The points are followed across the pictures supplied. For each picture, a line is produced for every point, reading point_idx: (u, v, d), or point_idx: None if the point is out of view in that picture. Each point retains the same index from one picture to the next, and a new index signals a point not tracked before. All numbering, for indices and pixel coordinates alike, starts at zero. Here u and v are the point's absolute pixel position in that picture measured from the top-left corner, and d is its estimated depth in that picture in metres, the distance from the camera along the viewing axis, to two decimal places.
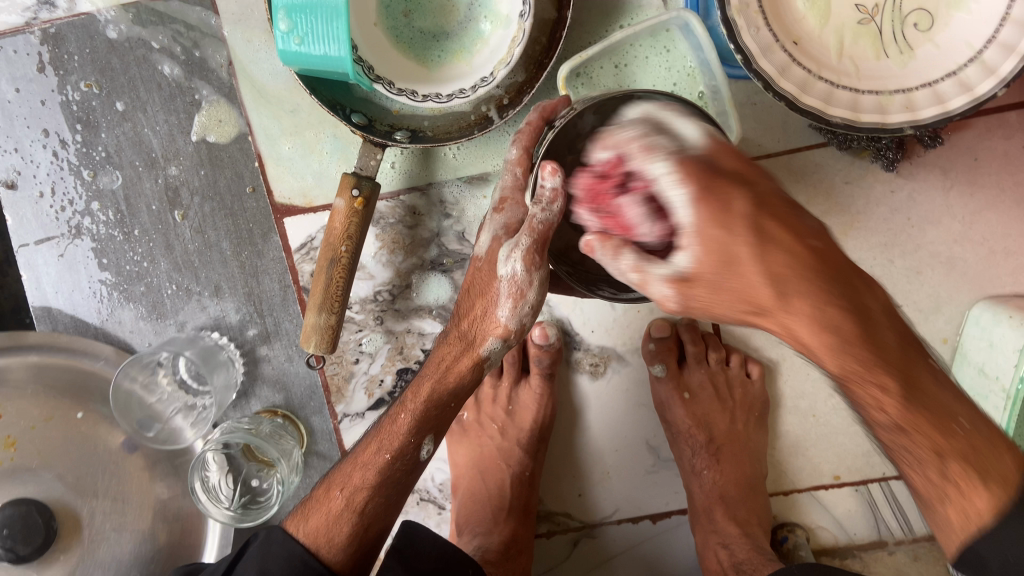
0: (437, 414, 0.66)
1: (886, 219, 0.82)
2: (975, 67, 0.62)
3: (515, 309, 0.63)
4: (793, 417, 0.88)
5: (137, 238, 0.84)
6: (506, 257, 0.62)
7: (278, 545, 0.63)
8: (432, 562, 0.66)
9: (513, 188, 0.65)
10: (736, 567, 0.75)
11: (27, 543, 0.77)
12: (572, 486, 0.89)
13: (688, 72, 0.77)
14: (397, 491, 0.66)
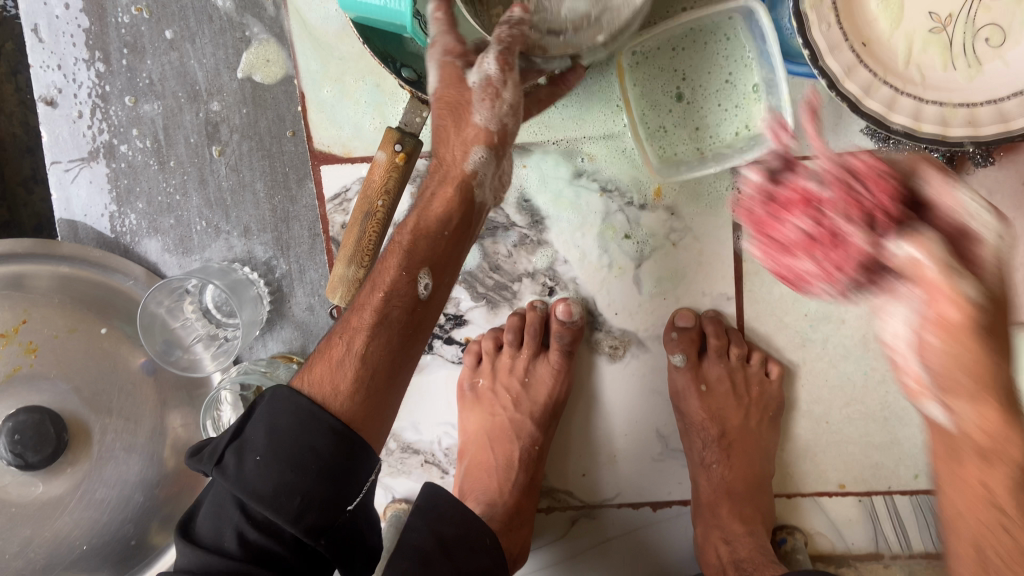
0: (430, 246, 0.64)
1: None
2: None
3: (493, 111, 0.64)
4: (805, 421, 0.87)
5: (173, 169, 0.84)
6: (477, 65, 0.62)
7: (285, 399, 0.57)
8: (454, 526, 0.64)
9: (443, 24, 0.62)
10: (736, 564, 0.76)
11: (37, 451, 0.74)
12: (576, 466, 0.90)
13: (745, 62, 0.75)
14: (401, 347, 0.63)
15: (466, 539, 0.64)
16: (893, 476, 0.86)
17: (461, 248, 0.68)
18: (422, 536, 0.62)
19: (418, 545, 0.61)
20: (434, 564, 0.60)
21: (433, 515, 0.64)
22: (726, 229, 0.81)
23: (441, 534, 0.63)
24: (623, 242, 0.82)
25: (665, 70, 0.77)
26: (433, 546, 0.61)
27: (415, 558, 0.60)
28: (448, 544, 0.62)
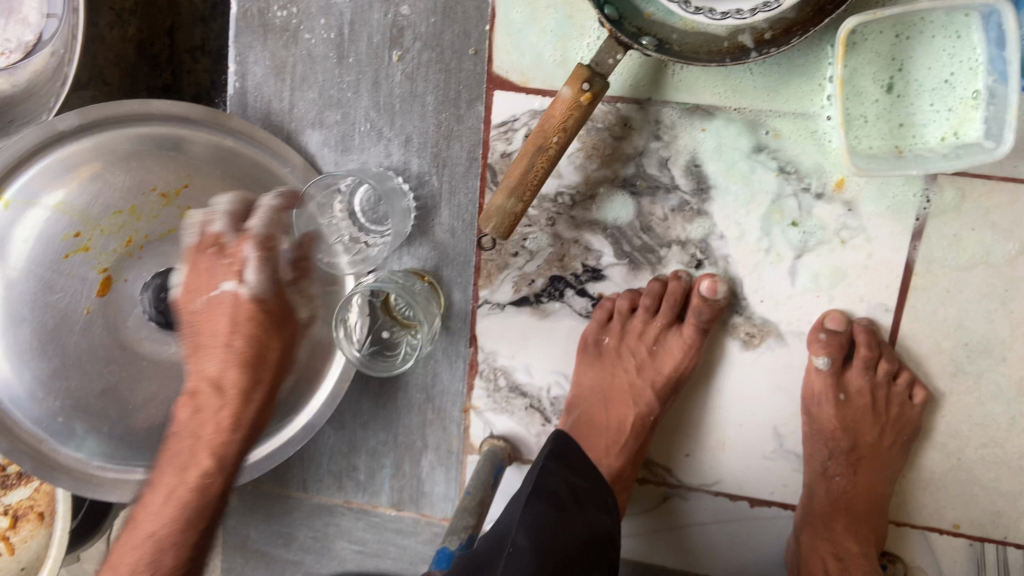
0: (229, 439, 0.69)
1: None
2: None
3: (241, 286, 0.66)
4: (936, 453, 0.82)
5: (350, 66, 0.83)
6: (232, 281, 0.66)
7: None
8: (587, 481, 0.64)
9: (271, 229, 0.68)
10: None
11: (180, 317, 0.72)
12: (682, 445, 0.87)
13: (971, 65, 0.69)
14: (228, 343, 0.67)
15: (595, 491, 0.64)
16: (1013, 528, 0.82)
17: (248, 410, 0.68)
18: (557, 482, 0.63)
19: (552, 488, 0.62)
20: (569, 510, 0.60)
21: (565, 464, 0.65)
22: (903, 237, 0.76)
23: (574, 483, 0.63)
24: (788, 229, 0.79)
25: (882, 56, 0.72)
26: (567, 493, 0.62)
27: (550, 499, 0.61)
28: (581, 495, 0.63)
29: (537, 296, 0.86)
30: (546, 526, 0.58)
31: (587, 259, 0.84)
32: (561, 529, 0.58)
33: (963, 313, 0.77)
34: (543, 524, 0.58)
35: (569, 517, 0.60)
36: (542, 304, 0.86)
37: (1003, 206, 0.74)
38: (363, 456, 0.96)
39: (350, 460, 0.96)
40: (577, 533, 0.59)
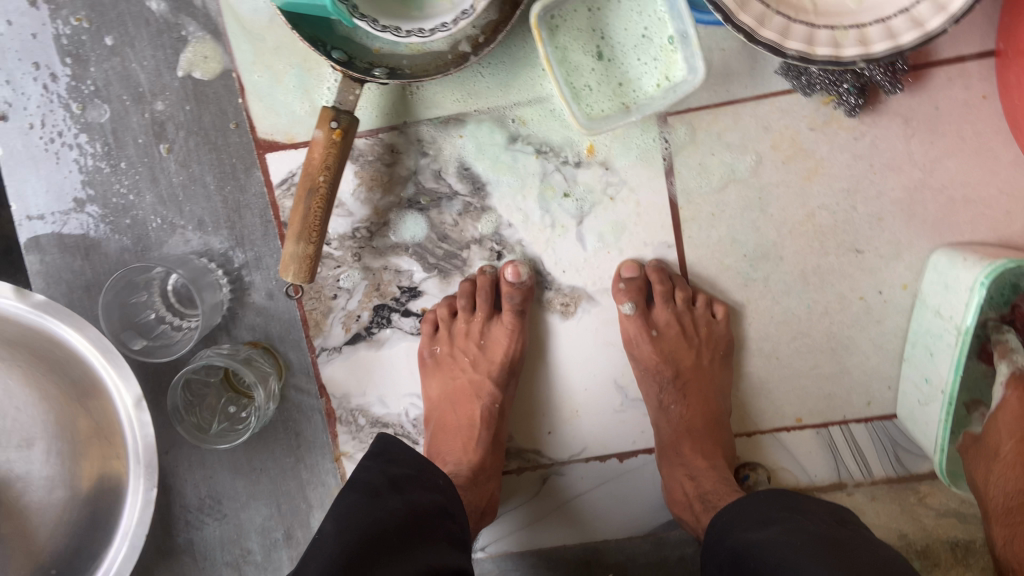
0: None
1: (849, 165, 0.84)
2: (927, 3, 0.62)
3: None
4: (758, 359, 0.89)
5: (124, 170, 0.87)
6: None
7: None
8: (406, 466, 0.70)
9: None
10: (701, 497, 0.78)
11: None
12: (542, 425, 0.93)
13: (659, 17, 0.79)
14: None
15: (416, 477, 0.69)
16: (846, 405, 0.89)
17: None
18: (374, 474, 0.68)
19: (367, 480, 0.67)
20: (382, 495, 0.65)
21: (386, 458, 0.70)
22: (660, 178, 0.85)
23: (391, 473, 0.68)
24: (563, 200, 0.86)
25: (584, 30, 0.80)
26: (383, 481, 0.67)
27: (363, 489, 0.65)
28: (398, 482, 0.68)
29: (367, 330, 0.90)
30: (356, 511, 0.63)
31: (400, 281, 0.89)
32: (372, 511, 0.63)
33: (734, 229, 0.85)
34: (351, 511, 0.63)
35: (383, 500, 0.65)
36: (374, 335, 0.91)
37: (731, 127, 0.83)
38: (253, 535, 0.95)
39: (242, 544, 0.95)
40: (392, 510, 0.64)
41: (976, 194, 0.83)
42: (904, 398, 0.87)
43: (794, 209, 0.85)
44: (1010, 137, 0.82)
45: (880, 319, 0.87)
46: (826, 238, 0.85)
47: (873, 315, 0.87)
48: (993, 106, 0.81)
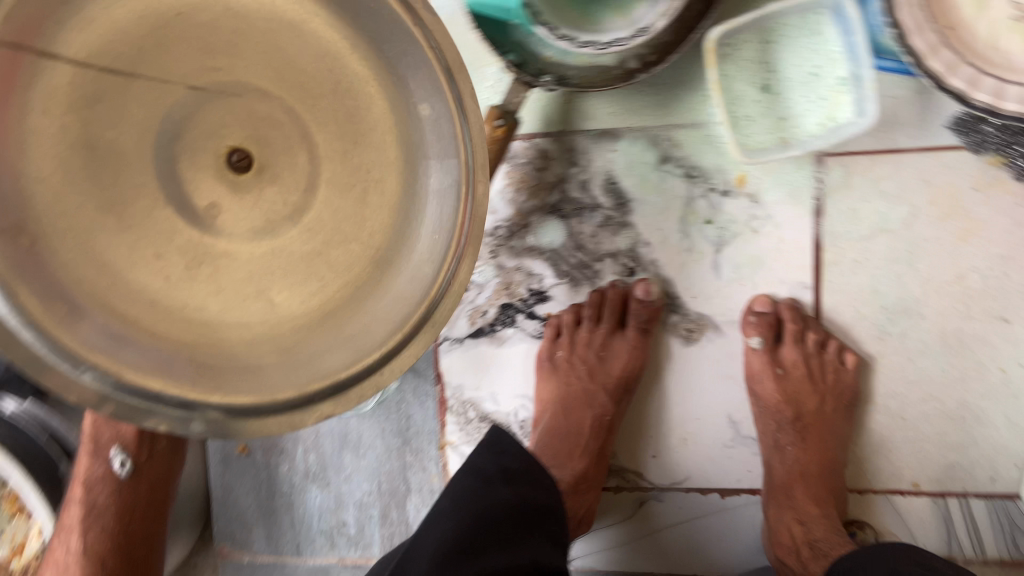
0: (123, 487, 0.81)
1: (1009, 231, 0.81)
2: None
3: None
4: (881, 416, 0.87)
5: None
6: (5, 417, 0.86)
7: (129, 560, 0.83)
8: (520, 461, 0.70)
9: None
10: (810, 544, 0.78)
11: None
12: (647, 448, 0.93)
13: (832, 57, 0.79)
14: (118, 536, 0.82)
15: (528, 470, 0.70)
16: (968, 478, 0.86)
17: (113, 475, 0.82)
18: (488, 462, 0.69)
19: (482, 466, 0.68)
20: (493, 484, 0.67)
21: (498, 448, 0.70)
22: (807, 218, 0.85)
23: (505, 464, 0.69)
24: (705, 227, 0.87)
25: (755, 62, 0.82)
26: (496, 470, 0.68)
27: (477, 475, 0.67)
28: (510, 474, 0.68)
29: (491, 326, 0.93)
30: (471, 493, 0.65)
31: (531, 283, 0.91)
32: (484, 496, 0.65)
33: (876, 279, 0.84)
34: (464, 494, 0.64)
35: (494, 489, 0.66)
36: (497, 332, 0.93)
37: (888, 177, 0.82)
38: (351, 508, 0.98)
39: (338, 516, 0.99)
40: (501, 501, 0.65)
41: None
42: None
43: (942, 267, 0.83)
44: None
45: (1019, 394, 0.83)
46: (972, 302, 0.83)
47: (1011, 389, 0.83)
48: None
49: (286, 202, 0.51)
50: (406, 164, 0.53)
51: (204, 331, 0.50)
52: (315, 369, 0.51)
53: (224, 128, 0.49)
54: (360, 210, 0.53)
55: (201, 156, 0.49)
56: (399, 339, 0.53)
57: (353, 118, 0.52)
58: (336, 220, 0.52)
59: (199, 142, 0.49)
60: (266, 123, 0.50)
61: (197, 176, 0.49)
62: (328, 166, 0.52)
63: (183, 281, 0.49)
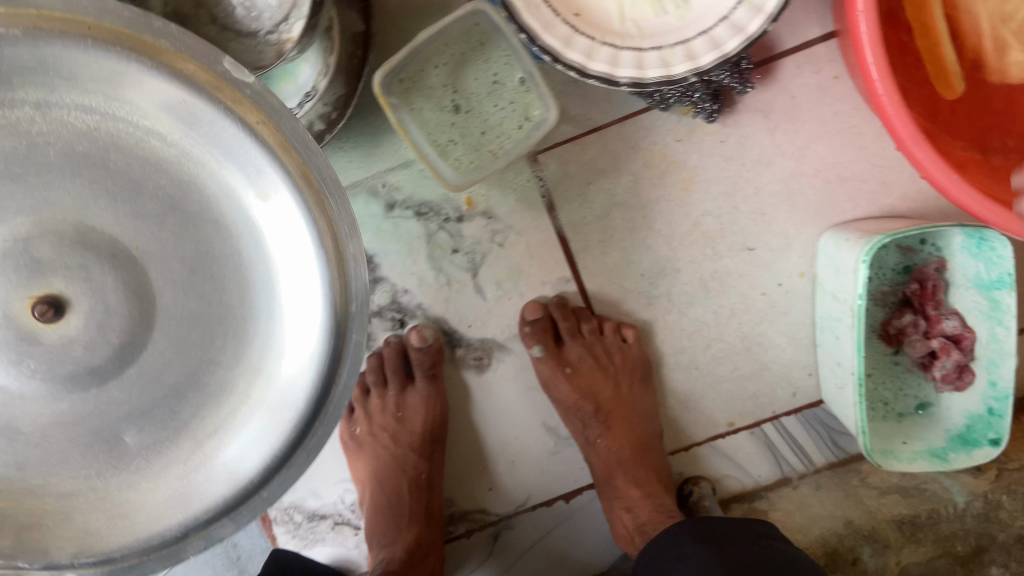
0: None
1: (722, 168, 0.84)
2: (743, 8, 0.63)
3: None
4: (678, 373, 0.89)
5: None
6: None
7: None
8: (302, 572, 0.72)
9: None
10: (641, 529, 0.79)
11: None
12: (481, 483, 0.91)
13: (505, 61, 0.79)
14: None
15: None
16: (773, 400, 0.89)
17: None
18: None
19: None
20: None
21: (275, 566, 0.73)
22: (543, 216, 0.85)
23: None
24: (453, 256, 0.85)
25: (436, 88, 0.80)
26: None
27: None
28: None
29: None
30: None
31: None
32: None
33: (626, 251, 0.85)
34: None
35: None
36: None
37: (601, 154, 0.83)
38: None
39: None
40: None
41: (850, 172, 0.84)
42: (824, 382, 0.87)
43: (679, 220, 0.85)
44: (869, 111, 0.82)
45: (786, 309, 0.87)
46: (716, 242, 0.86)
47: (778, 308, 0.87)
48: (848, 86, 0.82)
49: (113, 342, 0.46)
50: (249, 258, 0.48)
51: (63, 501, 0.49)
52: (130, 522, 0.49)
53: (34, 287, 0.44)
54: (190, 331, 0.48)
55: (19, 314, 0.44)
56: (288, 432, 0.49)
57: (183, 218, 0.47)
58: (163, 362, 0.48)
59: (1, 306, 0.44)
60: (72, 266, 0.45)
61: (5, 346, 0.45)
62: (142, 290, 0.46)
63: (39, 447, 0.48)
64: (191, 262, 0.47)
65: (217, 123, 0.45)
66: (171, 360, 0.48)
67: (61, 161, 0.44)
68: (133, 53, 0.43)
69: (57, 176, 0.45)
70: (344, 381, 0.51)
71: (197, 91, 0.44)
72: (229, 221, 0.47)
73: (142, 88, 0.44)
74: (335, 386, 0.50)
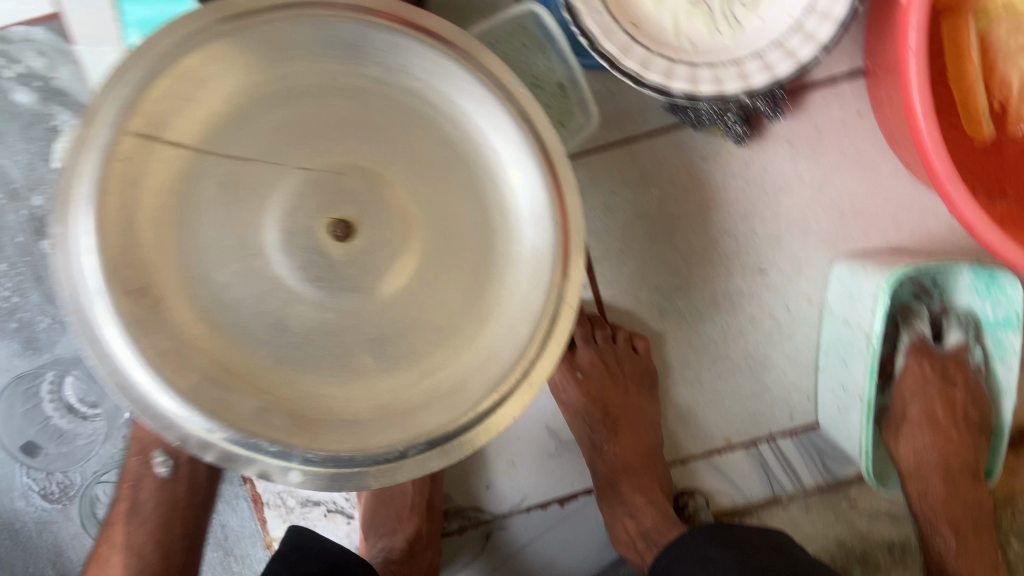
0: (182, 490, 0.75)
1: (744, 190, 0.86)
2: (798, 36, 0.65)
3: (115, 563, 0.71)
4: (681, 387, 0.91)
5: (4, 272, 0.82)
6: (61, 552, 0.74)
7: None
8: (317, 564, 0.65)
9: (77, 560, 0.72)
10: (644, 534, 0.81)
11: None
12: (479, 481, 0.91)
13: (547, 66, 0.78)
14: (170, 527, 0.73)
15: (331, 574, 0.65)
16: (772, 420, 0.91)
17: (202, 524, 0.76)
18: None
19: None
20: None
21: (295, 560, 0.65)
22: None
23: None
24: None
25: None
26: None
27: None
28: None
29: None
30: None
31: None
32: None
33: (643, 262, 0.87)
34: None
35: None
36: None
37: (628, 165, 0.85)
38: None
39: None
40: None
41: (864, 206, 0.87)
42: (824, 406, 0.89)
43: (698, 236, 0.87)
44: (887, 149, 0.85)
45: (791, 333, 0.89)
46: (731, 262, 0.87)
47: (784, 331, 0.89)
48: (871, 122, 0.85)
49: (402, 272, 0.56)
50: (497, 244, 0.57)
51: (328, 410, 0.55)
52: (412, 425, 0.54)
53: (330, 204, 0.55)
54: (439, 287, 0.57)
55: (312, 229, 0.55)
56: (491, 406, 0.55)
57: (446, 188, 0.57)
58: (420, 282, 0.57)
59: (304, 219, 0.55)
60: (358, 192, 0.56)
61: (290, 251, 0.55)
62: (421, 216, 0.57)
63: (307, 345, 0.55)
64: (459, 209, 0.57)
65: (498, 131, 0.55)
66: (420, 304, 0.56)
67: (319, 125, 0.55)
68: (419, 31, 0.54)
69: (326, 130, 0.56)
70: (537, 384, 0.56)
71: (494, 92, 0.54)
72: (477, 204, 0.57)
73: (456, 84, 0.55)
74: (526, 382, 0.56)
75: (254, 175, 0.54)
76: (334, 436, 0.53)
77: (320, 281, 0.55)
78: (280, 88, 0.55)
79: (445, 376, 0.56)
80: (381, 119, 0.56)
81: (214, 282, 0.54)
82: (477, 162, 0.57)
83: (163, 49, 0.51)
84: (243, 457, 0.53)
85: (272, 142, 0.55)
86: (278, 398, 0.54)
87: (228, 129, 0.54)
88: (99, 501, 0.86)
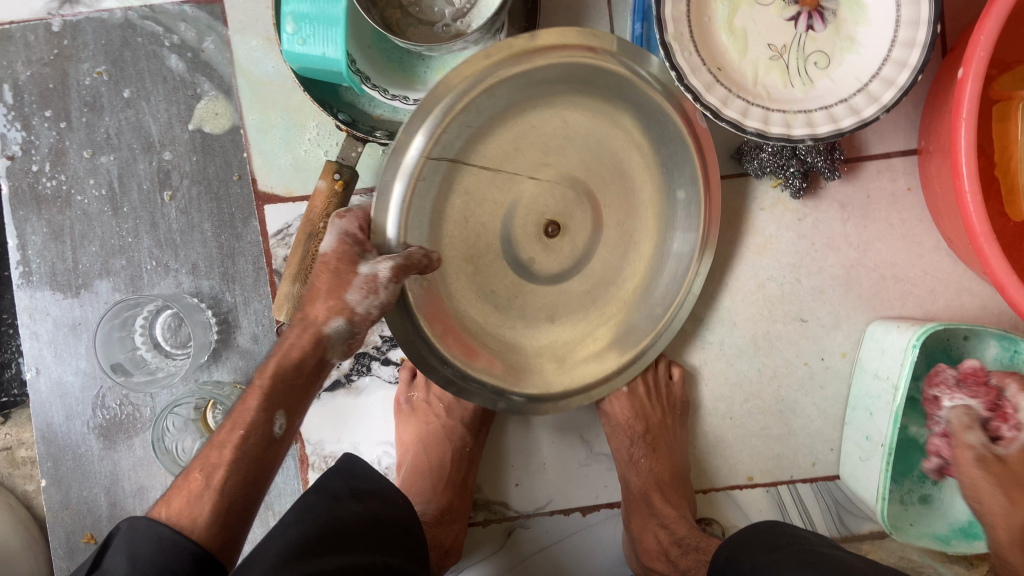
0: (282, 391, 0.66)
1: (794, 242, 0.93)
2: (862, 96, 0.77)
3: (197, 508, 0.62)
4: (711, 418, 0.96)
5: (125, 214, 0.92)
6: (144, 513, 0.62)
7: (143, 532, 0.61)
8: (370, 481, 0.74)
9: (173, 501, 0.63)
10: (678, 540, 0.84)
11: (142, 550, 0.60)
12: (509, 477, 0.96)
13: None
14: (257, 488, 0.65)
15: (378, 492, 0.74)
16: (794, 464, 0.96)
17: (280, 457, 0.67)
18: (336, 484, 0.73)
19: (330, 486, 0.71)
20: (342, 499, 0.70)
21: (349, 474, 0.74)
22: None
23: (354, 484, 0.73)
24: None
25: None
26: (343, 489, 0.72)
27: (325, 493, 0.70)
28: (359, 493, 0.72)
29: (347, 377, 0.94)
30: (318, 508, 0.68)
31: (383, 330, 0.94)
32: (332, 508, 0.68)
33: None
34: (311, 507, 0.68)
35: (343, 504, 0.70)
36: (353, 382, 0.94)
37: None
38: None
39: None
40: (354, 513, 0.69)
41: (905, 274, 0.93)
42: (845, 458, 0.94)
43: (746, 278, 0.94)
44: (931, 224, 0.92)
45: (823, 384, 0.95)
46: (774, 307, 0.94)
47: (815, 380, 0.95)
48: (917, 198, 0.92)
49: (587, 259, 0.83)
50: (656, 242, 0.85)
51: (522, 346, 0.83)
52: (578, 369, 0.85)
53: (550, 207, 0.79)
54: (607, 273, 0.84)
55: (530, 223, 0.79)
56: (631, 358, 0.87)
57: (626, 201, 0.83)
58: (603, 264, 0.84)
59: (532, 209, 0.79)
60: (569, 201, 0.80)
61: (522, 240, 0.79)
62: (609, 218, 0.82)
63: (521, 298, 0.81)
64: (628, 217, 0.83)
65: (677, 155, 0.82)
66: (592, 282, 0.84)
67: (556, 145, 0.79)
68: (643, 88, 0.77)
69: (559, 151, 0.79)
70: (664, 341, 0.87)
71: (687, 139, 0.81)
72: (647, 209, 0.84)
73: (659, 120, 0.80)
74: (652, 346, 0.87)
75: (506, 179, 0.77)
76: (533, 378, 0.83)
77: (534, 261, 0.80)
78: (536, 114, 0.76)
79: (611, 324, 0.86)
80: (597, 148, 0.80)
81: (477, 253, 0.78)
82: (662, 180, 0.83)
83: (460, 89, 0.70)
84: (479, 398, 0.80)
85: (526, 155, 0.77)
86: (508, 334, 0.81)
87: (498, 150, 0.76)
88: (167, 432, 0.92)
